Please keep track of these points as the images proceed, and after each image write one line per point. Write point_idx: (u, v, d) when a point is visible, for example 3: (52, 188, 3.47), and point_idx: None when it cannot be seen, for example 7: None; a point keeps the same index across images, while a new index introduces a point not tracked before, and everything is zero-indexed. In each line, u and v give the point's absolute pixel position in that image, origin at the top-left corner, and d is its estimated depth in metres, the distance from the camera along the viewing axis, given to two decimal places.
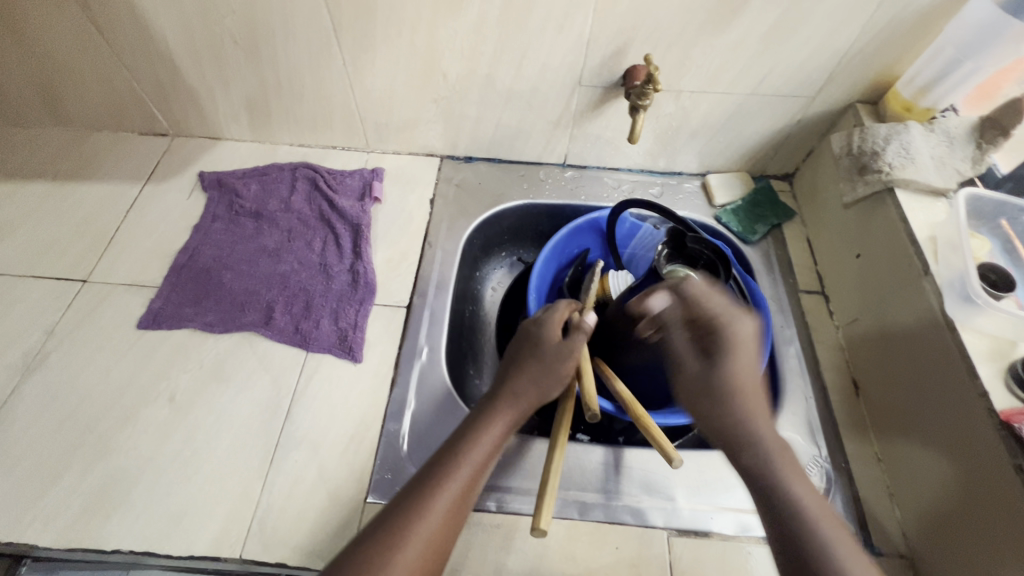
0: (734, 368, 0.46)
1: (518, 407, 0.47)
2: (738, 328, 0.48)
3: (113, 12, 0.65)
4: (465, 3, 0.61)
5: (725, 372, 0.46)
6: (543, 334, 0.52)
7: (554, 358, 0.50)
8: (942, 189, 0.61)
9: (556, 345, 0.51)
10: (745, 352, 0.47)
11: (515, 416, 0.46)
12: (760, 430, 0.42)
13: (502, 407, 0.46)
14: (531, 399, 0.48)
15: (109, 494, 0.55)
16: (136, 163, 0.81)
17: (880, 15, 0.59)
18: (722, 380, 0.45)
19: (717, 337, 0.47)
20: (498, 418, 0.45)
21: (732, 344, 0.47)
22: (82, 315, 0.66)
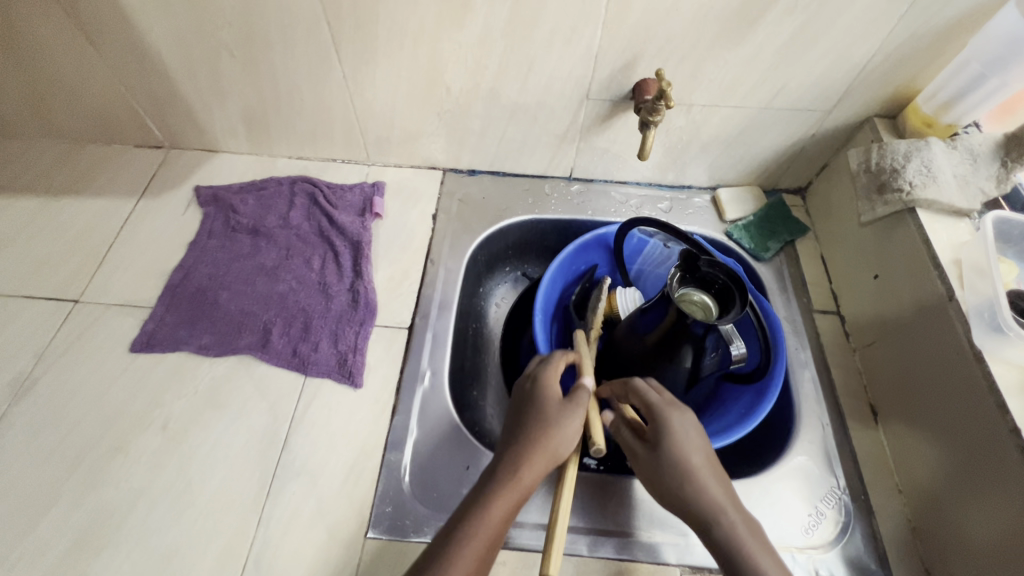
0: (683, 450, 0.49)
1: (524, 481, 0.46)
2: (678, 413, 0.51)
3: (105, 24, 0.63)
4: (470, 15, 0.59)
5: (676, 456, 0.48)
6: (543, 396, 0.51)
7: (556, 423, 0.48)
8: (966, 209, 0.59)
9: (556, 408, 0.50)
10: (686, 436, 0.50)
11: (517, 495, 0.45)
12: (722, 509, 0.46)
13: (506, 482, 0.45)
14: (535, 472, 0.46)
15: (101, 529, 0.53)
16: (131, 177, 0.79)
17: (902, 28, 0.57)
18: (675, 465, 0.48)
19: (659, 427, 0.50)
20: (500, 498, 0.45)
21: (674, 431, 0.49)
22: (73, 337, 0.64)
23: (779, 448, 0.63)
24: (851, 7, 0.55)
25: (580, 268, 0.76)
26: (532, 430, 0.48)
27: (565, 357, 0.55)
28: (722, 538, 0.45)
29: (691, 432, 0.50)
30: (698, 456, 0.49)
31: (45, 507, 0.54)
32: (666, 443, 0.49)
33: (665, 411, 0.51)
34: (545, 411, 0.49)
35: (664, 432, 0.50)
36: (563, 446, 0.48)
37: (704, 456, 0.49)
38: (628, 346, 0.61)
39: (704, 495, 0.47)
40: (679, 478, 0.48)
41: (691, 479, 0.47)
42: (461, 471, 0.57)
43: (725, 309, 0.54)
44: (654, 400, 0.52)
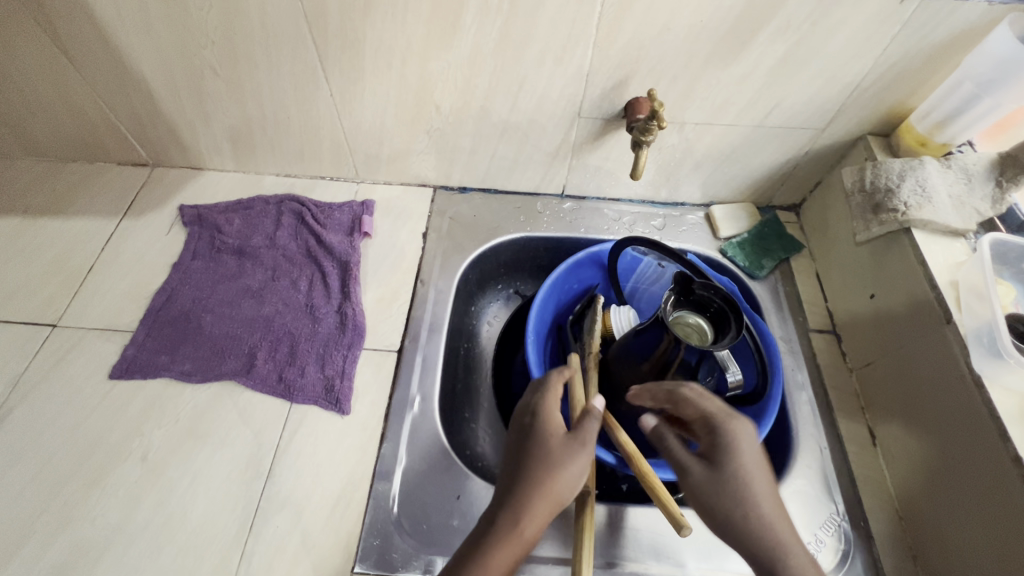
0: (745, 474, 0.44)
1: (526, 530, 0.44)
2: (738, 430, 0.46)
3: (85, 44, 0.62)
4: (458, 36, 0.58)
5: (737, 480, 0.43)
6: (545, 433, 0.49)
7: (562, 468, 0.46)
8: (962, 230, 0.58)
9: (559, 447, 0.48)
10: (752, 462, 0.44)
11: (519, 545, 0.44)
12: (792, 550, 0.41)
13: (506, 534, 0.44)
14: (537, 522, 0.45)
15: (73, 570, 0.51)
16: (113, 196, 0.77)
17: (895, 48, 0.56)
18: (736, 490, 0.43)
19: (720, 441, 0.45)
20: (500, 550, 0.43)
21: (739, 451, 0.44)
22: (50, 364, 0.62)
23: (777, 471, 0.62)
24: (843, 28, 0.55)
25: (573, 287, 0.75)
26: (536, 474, 0.46)
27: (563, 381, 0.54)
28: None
29: (756, 453, 0.45)
30: (759, 478, 0.44)
31: (16, 546, 0.52)
32: (727, 459, 0.44)
33: (725, 424, 0.46)
34: (548, 452, 0.47)
35: (728, 450, 0.45)
36: (568, 492, 0.46)
37: (767, 484, 0.44)
38: (622, 368, 0.60)
39: (766, 528, 0.41)
40: (738, 501, 0.42)
41: (751, 505, 0.42)
42: (451, 500, 0.55)
43: (720, 334, 0.53)
44: (713, 411, 0.47)
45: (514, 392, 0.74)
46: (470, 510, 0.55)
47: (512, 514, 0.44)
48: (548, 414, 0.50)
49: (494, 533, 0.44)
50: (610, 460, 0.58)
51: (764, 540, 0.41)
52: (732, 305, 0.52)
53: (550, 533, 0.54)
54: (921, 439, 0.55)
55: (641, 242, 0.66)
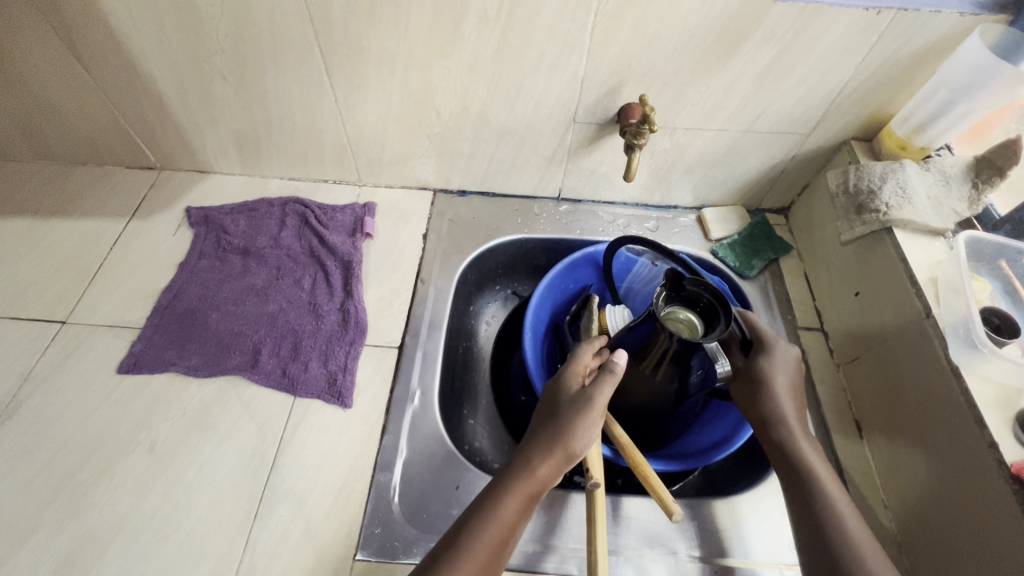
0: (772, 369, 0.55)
1: (537, 474, 0.47)
2: (781, 350, 0.56)
3: (99, 50, 0.64)
4: (458, 44, 0.61)
5: (762, 370, 0.55)
6: (559, 396, 0.51)
7: (571, 425, 0.49)
8: (940, 229, 0.61)
9: (571, 404, 0.50)
10: (788, 385, 0.54)
11: (533, 486, 0.46)
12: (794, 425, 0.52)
13: (518, 477, 0.47)
14: (549, 467, 0.47)
15: (81, 557, 0.52)
16: (122, 198, 0.79)
17: (874, 56, 0.59)
18: (759, 373, 0.55)
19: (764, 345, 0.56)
20: (510, 501, 0.45)
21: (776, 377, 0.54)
22: (59, 359, 0.64)
23: (767, 463, 0.64)
24: (823, 37, 0.58)
25: (569, 287, 0.77)
26: (549, 428, 0.49)
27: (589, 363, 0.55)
28: (813, 496, 0.48)
29: (789, 363, 0.56)
30: (781, 379, 0.54)
31: (25, 535, 0.53)
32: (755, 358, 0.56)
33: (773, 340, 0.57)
34: (559, 407, 0.50)
35: (764, 359, 0.55)
36: (578, 446, 0.48)
37: (789, 381, 0.55)
38: None
39: (780, 417, 0.53)
40: (754, 383, 0.55)
41: (763, 385, 0.54)
42: (450, 490, 0.57)
43: (710, 328, 0.54)
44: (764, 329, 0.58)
45: (514, 391, 0.75)
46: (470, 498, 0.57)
47: (521, 467, 0.47)
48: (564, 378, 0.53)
49: (506, 485, 0.47)
50: (607, 453, 0.60)
51: (766, 407, 0.53)
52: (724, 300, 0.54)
53: (552, 522, 0.56)
54: (899, 429, 0.58)
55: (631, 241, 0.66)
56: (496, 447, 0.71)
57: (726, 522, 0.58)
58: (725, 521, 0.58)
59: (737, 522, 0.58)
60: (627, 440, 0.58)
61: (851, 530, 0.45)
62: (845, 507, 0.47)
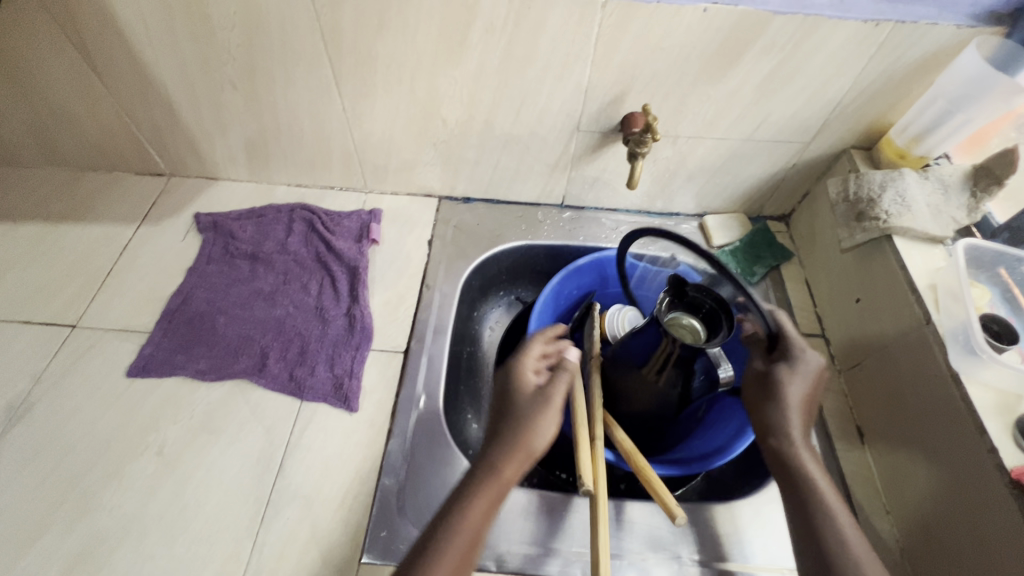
0: (790, 382, 0.52)
1: (501, 475, 0.47)
2: (807, 360, 0.52)
3: (113, 59, 0.66)
4: (465, 54, 0.62)
5: (779, 380, 0.52)
6: (513, 395, 0.52)
7: (527, 424, 0.49)
8: (939, 236, 0.62)
9: (527, 403, 0.51)
10: (802, 395, 0.52)
11: (498, 487, 0.47)
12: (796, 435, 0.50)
13: (483, 479, 0.47)
14: (514, 468, 0.47)
15: (91, 558, 0.53)
16: (132, 204, 0.80)
17: (873, 67, 0.60)
18: (774, 384, 0.52)
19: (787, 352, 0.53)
20: (476, 504, 0.46)
21: (789, 386, 0.51)
22: (69, 362, 0.65)
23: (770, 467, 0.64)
24: (823, 49, 0.59)
25: (572, 293, 0.78)
26: (509, 428, 0.49)
27: (535, 360, 0.56)
28: (816, 509, 0.47)
29: (807, 376, 0.52)
30: (796, 391, 0.52)
31: (36, 535, 0.54)
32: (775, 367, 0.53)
33: (797, 348, 0.53)
34: (518, 407, 0.50)
35: (785, 370, 0.52)
36: (537, 444, 0.49)
37: (803, 393, 0.52)
38: (619, 368, 0.62)
39: (784, 428, 0.51)
40: (765, 394, 0.52)
41: (774, 397, 0.52)
42: None
43: (713, 334, 0.54)
44: (791, 335, 0.54)
45: None
46: None
47: (484, 469, 0.47)
48: (515, 376, 0.53)
49: (471, 487, 0.47)
50: (609, 458, 0.60)
51: (771, 419, 0.51)
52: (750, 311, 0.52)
53: (556, 526, 0.57)
54: (899, 435, 0.58)
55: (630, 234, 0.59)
56: None
57: (729, 527, 0.58)
58: (727, 525, 0.58)
59: (739, 528, 0.58)
60: (630, 445, 0.58)
61: (850, 542, 0.45)
62: (847, 525, 0.46)
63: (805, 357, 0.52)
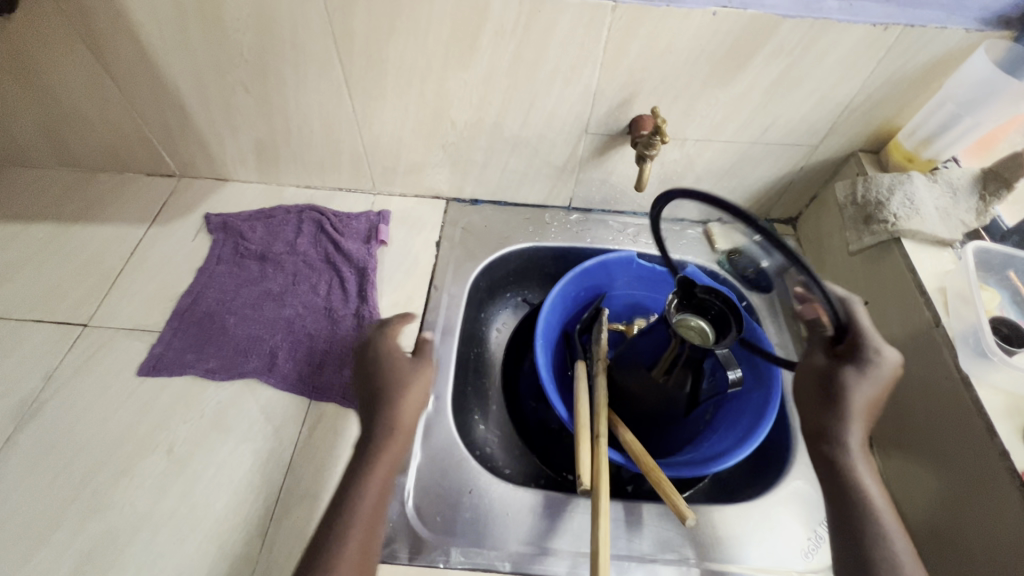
0: (858, 386, 0.50)
1: (392, 444, 0.54)
2: (882, 358, 0.50)
3: (126, 61, 0.67)
4: (475, 57, 0.62)
5: (847, 383, 0.50)
6: (380, 376, 0.58)
7: (399, 398, 0.56)
8: (948, 240, 0.62)
9: (392, 381, 0.58)
10: (868, 401, 0.50)
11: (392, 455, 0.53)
12: (852, 440, 0.50)
13: (379, 451, 0.53)
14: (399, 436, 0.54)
15: (102, 555, 0.53)
16: (143, 205, 0.81)
17: (881, 71, 0.61)
18: (841, 385, 0.50)
19: (861, 353, 0.50)
20: (374, 477, 0.51)
21: (856, 392, 0.50)
22: (81, 361, 0.65)
23: (778, 470, 0.64)
24: (831, 52, 0.59)
25: (580, 295, 0.78)
26: (386, 405, 0.56)
27: (394, 344, 0.62)
28: (861, 517, 0.48)
29: (876, 380, 0.50)
30: (863, 397, 0.50)
31: (47, 532, 0.54)
32: (844, 369, 0.50)
33: (873, 350, 0.50)
34: (395, 385, 0.57)
35: (851, 375, 0.50)
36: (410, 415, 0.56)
37: (868, 400, 0.50)
38: (627, 370, 0.63)
39: (840, 435, 0.50)
40: (830, 398, 0.51)
41: (839, 404, 0.50)
42: (464, 495, 0.58)
43: (722, 336, 0.55)
44: (867, 329, 0.50)
45: (523, 395, 0.76)
46: (481, 503, 0.57)
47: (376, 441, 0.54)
48: (378, 361, 0.60)
49: (363, 471, 0.52)
50: (617, 459, 0.61)
51: (830, 425, 0.51)
52: (843, 329, 0.45)
53: (566, 525, 0.57)
54: (907, 437, 0.58)
55: (695, 195, 0.48)
56: (507, 452, 0.72)
57: (738, 527, 0.58)
58: (736, 526, 0.58)
59: (747, 529, 0.58)
60: (638, 447, 0.59)
61: (898, 554, 0.46)
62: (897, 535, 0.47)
63: (880, 360, 0.50)
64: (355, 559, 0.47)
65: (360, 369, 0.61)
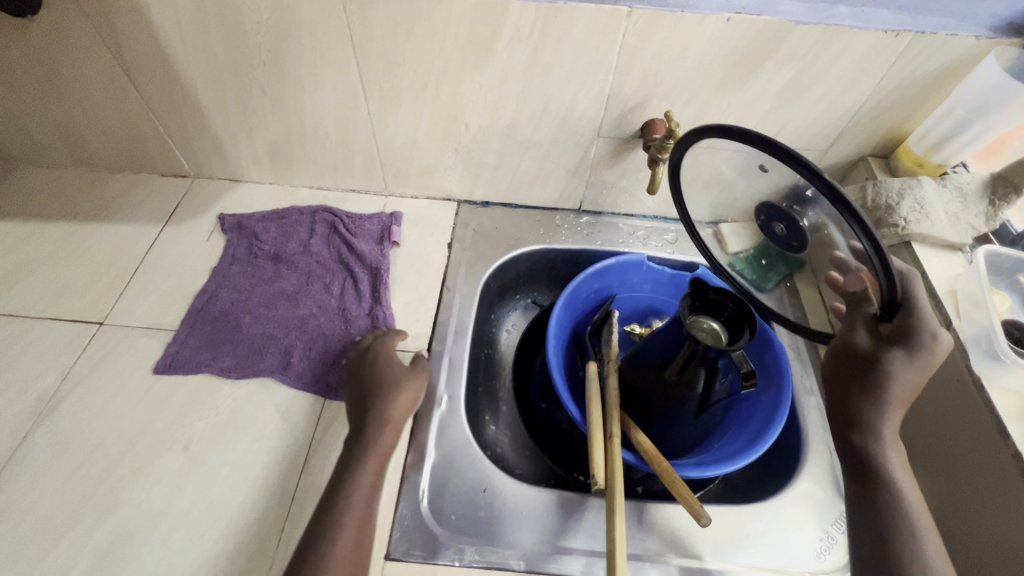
0: (902, 373, 0.47)
1: (382, 442, 0.55)
2: (937, 342, 0.45)
3: (146, 63, 0.67)
4: (491, 61, 0.63)
5: (891, 368, 0.47)
6: (376, 374, 0.61)
7: (387, 400, 0.58)
8: (958, 243, 0.63)
9: (388, 378, 0.60)
10: (909, 387, 0.47)
11: (379, 453, 0.55)
12: (885, 431, 0.49)
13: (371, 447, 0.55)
14: (387, 435, 0.56)
15: (119, 552, 0.53)
16: (157, 205, 0.81)
17: (891, 77, 0.61)
18: (883, 370, 0.47)
19: (911, 335, 0.46)
20: (363, 473, 0.53)
21: (902, 376, 0.46)
22: (97, 359, 0.66)
23: (790, 472, 0.65)
24: (843, 58, 0.60)
25: (590, 297, 0.78)
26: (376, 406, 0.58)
27: (392, 346, 0.65)
28: (889, 516, 0.48)
29: (924, 367, 0.47)
30: (905, 386, 0.47)
31: (66, 528, 0.54)
32: (889, 354, 0.47)
33: (928, 335, 0.45)
34: (385, 388, 0.59)
35: (895, 363, 0.46)
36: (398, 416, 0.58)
37: (909, 390, 0.48)
38: (639, 371, 0.63)
39: (873, 428, 0.49)
40: (869, 385, 0.48)
41: (881, 393, 0.48)
42: (478, 493, 0.58)
43: (735, 337, 0.56)
44: (920, 308, 0.45)
45: (533, 397, 0.77)
46: (496, 503, 0.58)
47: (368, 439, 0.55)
48: (376, 361, 0.63)
49: (355, 465, 0.53)
50: (630, 459, 0.61)
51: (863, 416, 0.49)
52: (891, 309, 0.42)
53: (581, 524, 0.57)
54: (918, 437, 0.59)
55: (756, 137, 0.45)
56: (517, 452, 0.72)
57: (751, 527, 0.59)
58: (749, 525, 0.59)
59: (760, 530, 0.58)
60: (651, 447, 0.59)
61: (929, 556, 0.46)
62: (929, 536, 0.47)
63: (936, 343, 0.45)
64: (350, 547, 0.49)
65: (356, 366, 0.63)
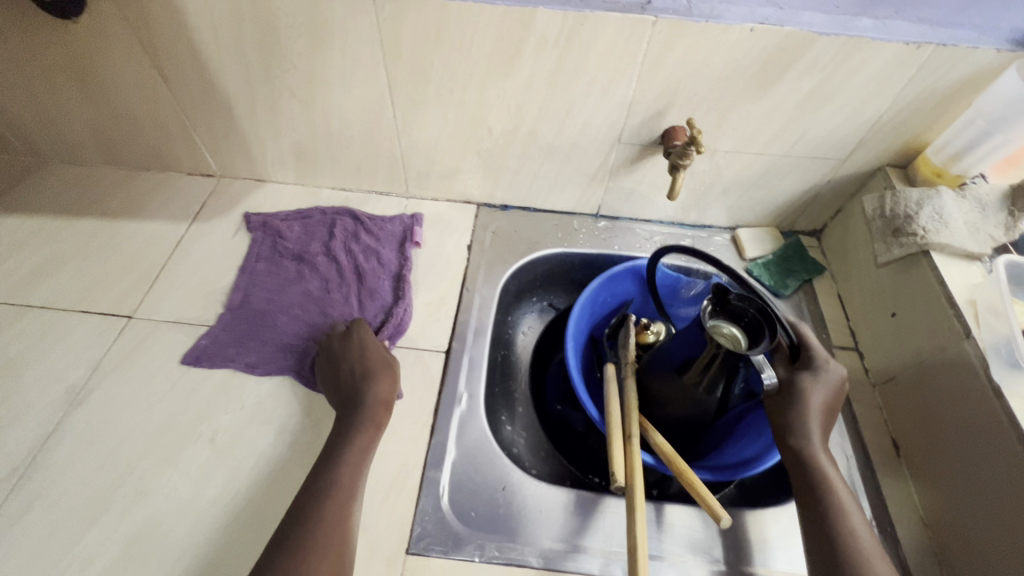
0: (810, 389, 0.56)
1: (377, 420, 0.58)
2: (831, 368, 0.58)
3: (180, 64, 0.69)
4: (517, 67, 0.65)
5: (803, 387, 0.56)
6: (365, 359, 0.63)
7: (372, 383, 0.61)
8: (977, 253, 0.63)
9: (377, 364, 0.63)
10: (824, 403, 0.56)
11: (374, 430, 0.58)
12: (812, 436, 0.54)
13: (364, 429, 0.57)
14: (379, 414, 0.59)
15: (147, 539, 0.54)
16: (183, 203, 0.83)
17: (911, 89, 0.62)
18: (796, 389, 0.56)
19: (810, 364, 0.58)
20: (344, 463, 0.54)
21: (813, 394, 0.55)
22: (126, 352, 0.67)
23: None
24: (863, 70, 0.61)
25: (607, 301, 0.79)
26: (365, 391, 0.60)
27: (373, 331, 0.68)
28: (827, 508, 0.50)
29: (823, 385, 0.56)
30: (816, 400, 0.55)
31: (94, 516, 0.56)
32: (798, 377, 0.57)
33: (821, 361, 0.58)
34: (367, 375, 0.62)
35: (806, 382, 0.56)
36: (387, 395, 0.61)
37: (820, 401, 0.56)
38: (656, 374, 0.64)
39: (804, 431, 0.54)
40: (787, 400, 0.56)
41: (796, 404, 0.55)
42: (497, 491, 0.59)
43: (754, 343, 0.55)
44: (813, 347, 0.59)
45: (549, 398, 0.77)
46: (514, 500, 0.59)
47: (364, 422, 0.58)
48: (363, 346, 0.65)
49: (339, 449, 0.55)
50: (649, 462, 0.61)
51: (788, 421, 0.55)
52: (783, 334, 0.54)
53: (599, 525, 0.58)
54: (937, 445, 0.59)
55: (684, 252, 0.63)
56: (532, 452, 0.73)
57: (766, 529, 0.59)
58: (764, 527, 0.59)
59: (778, 535, 0.59)
60: (669, 449, 0.59)
61: (863, 543, 0.48)
62: (862, 530, 0.49)
63: (828, 367, 0.57)
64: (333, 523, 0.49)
65: (338, 354, 0.65)
